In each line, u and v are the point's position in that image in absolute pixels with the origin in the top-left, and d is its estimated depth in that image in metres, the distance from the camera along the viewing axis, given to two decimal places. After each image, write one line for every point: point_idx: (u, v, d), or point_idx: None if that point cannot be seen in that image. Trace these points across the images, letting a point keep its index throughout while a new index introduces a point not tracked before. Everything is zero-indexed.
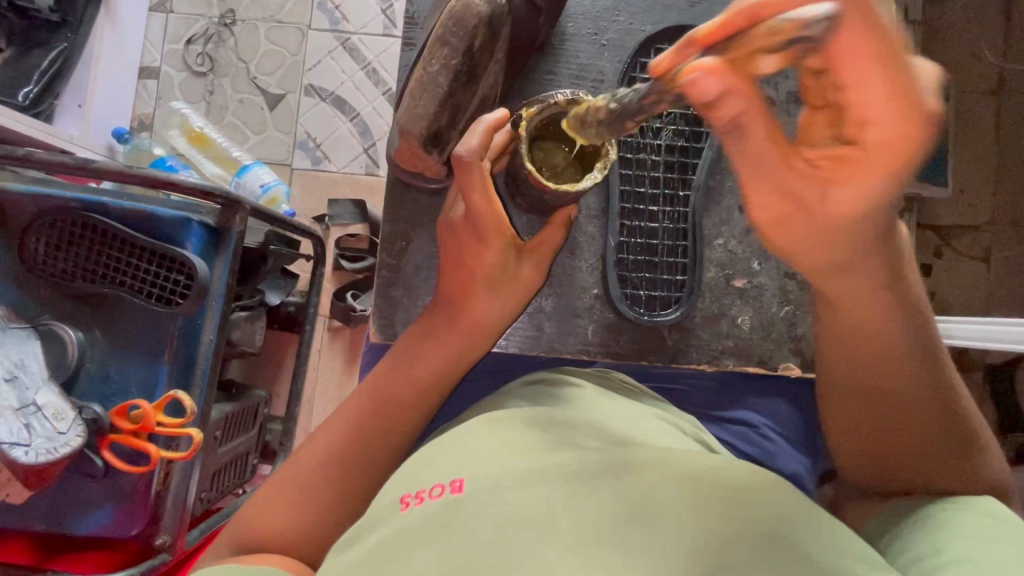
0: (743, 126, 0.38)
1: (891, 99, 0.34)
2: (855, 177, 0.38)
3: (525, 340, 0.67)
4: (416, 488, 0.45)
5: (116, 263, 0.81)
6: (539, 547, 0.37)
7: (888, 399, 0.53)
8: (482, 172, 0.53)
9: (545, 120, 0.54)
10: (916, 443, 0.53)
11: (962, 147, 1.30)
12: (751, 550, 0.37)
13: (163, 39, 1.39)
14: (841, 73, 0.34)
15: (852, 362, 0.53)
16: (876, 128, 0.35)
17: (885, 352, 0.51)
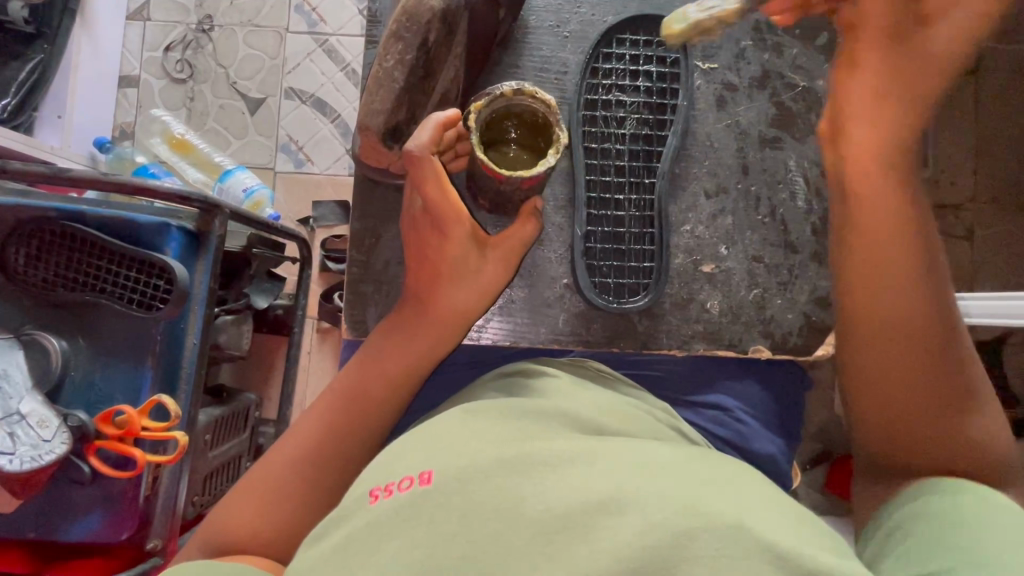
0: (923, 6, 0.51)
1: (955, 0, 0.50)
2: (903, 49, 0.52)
3: (500, 333, 0.68)
4: (385, 481, 0.45)
5: (95, 270, 0.81)
6: (505, 533, 0.39)
7: (899, 326, 0.52)
8: (434, 165, 0.53)
9: (494, 111, 0.54)
10: (939, 400, 0.52)
11: (942, 127, 1.31)
12: (719, 540, 0.37)
13: (141, 47, 1.39)
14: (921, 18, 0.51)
15: (884, 292, 0.53)
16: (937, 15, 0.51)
17: (902, 274, 0.53)
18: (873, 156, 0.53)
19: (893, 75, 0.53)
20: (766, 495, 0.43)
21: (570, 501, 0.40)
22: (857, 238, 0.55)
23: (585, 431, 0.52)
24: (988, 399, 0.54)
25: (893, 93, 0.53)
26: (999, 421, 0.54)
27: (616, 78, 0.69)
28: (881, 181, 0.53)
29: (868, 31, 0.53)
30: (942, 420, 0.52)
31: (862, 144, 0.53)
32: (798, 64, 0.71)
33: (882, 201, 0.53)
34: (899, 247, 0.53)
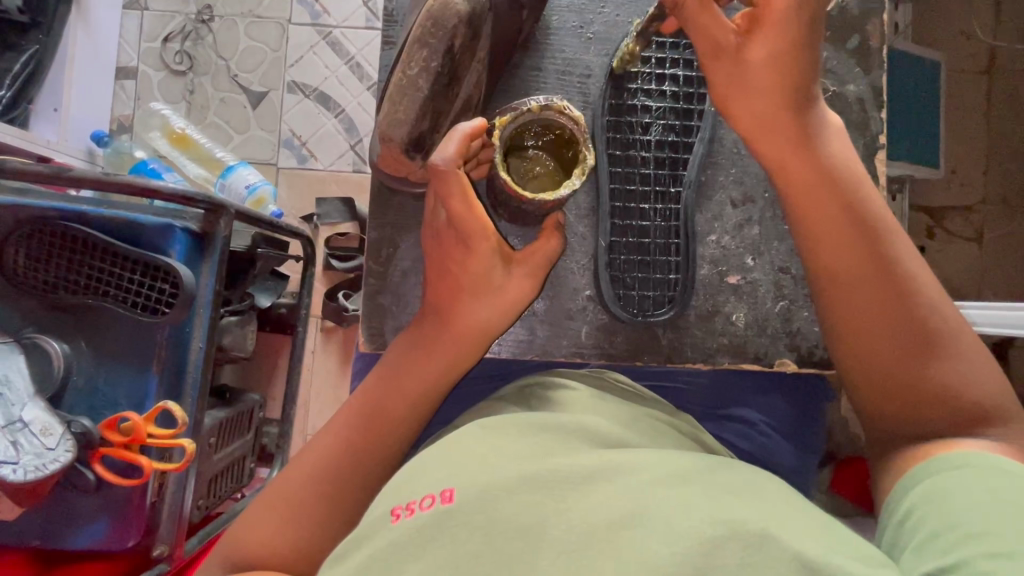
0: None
1: None
2: (763, 29, 0.55)
3: (518, 345, 0.66)
4: (406, 499, 0.42)
5: (98, 273, 0.79)
6: (529, 552, 0.36)
7: (841, 280, 0.56)
8: (459, 179, 0.52)
9: (520, 126, 0.53)
10: (892, 353, 0.54)
11: (954, 127, 1.29)
12: (745, 548, 0.35)
13: (139, 37, 1.35)
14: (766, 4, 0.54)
15: (821, 252, 0.57)
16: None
17: (832, 232, 0.56)
18: (792, 131, 0.57)
19: (800, 53, 0.55)
20: (807, 510, 0.41)
21: (597, 516, 0.38)
22: (791, 205, 0.58)
23: (608, 446, 0.49)
24: (960, 340, 0.54)
25: (805, 69, 0.56)
26: (977, 362, 0.53)
27: (642, 82, 0.67)
28: (791, 153, 0.57)
29: (765, 25, 0.55)
30: (904, 371, 0.53)
31: (782, 122, 0.57)
32: (829, 67, 0.73)
33: (807, 170, 0.57)
34: (827, 210, 0.56)
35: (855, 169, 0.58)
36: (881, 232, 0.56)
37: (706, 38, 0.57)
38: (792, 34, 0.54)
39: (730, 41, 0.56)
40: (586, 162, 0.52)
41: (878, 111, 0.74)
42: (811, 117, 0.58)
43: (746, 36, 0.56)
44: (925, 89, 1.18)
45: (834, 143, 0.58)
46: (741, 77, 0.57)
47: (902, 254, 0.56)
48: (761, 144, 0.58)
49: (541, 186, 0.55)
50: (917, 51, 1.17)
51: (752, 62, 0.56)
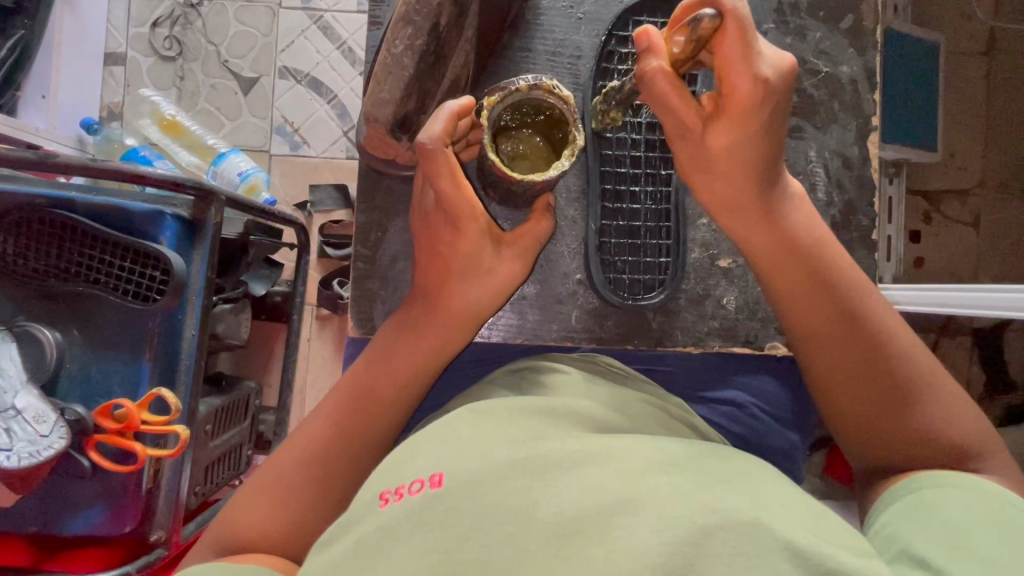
0: (729, 71, 0.50)
1: (746, 63, 0.49)
2: (726, 115, 0.52)
3: (509, 329, 0.67)
4: (395, 484, 0.42)
5: (88, 261, 0.79)
6: (518, 537, 0.36)
7: (815, 340, 0.57)
8: (447, 158, 0.51)
9: (507, 107, 0.52)
10: (870, 407, 0.54)
11: (953, 109, 1.28)
12: (736, 537, 0.35)
13: (127, 22, 1.33)
14: (727, 86, 0.50)
15: (793, 312, 0.57)
16: (732, 83, 0.50)
17: (803, 296, 0.56)
18: (756, 210, 0.56)
19: (762, 137, 0.52)
20: (797, 496, 0.41)
21: (586, 502, 0.37)
22: (760, 270, 0.59)
23: (596, 426, 0.49)
24: (936, 388, 0.54)
25: (769, 152, 0.54)
26: (955, 405, 0.54)
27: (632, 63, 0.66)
28: (760, 227, 0.57)
29: (727, 114, 0.52)
30: (881, 424, 0.54)
31: (746, 199, 0.56)
32: (822, 49, 0.72)
33: (771, 240, 0.57)
34: (794, 277, 0.56)
35: (819, 230, 0.58)
36: (850, 290, 0.56)
37: (671, 116, 0.54)
38: (758, 114, 0.51)
39: (692, 121, 0.53)
40: (576, 143, 0.51)
41: (872, 93, 0.73)
42: (775, 186, 0.56)
43: (709, 120, 0.53)
44: (924, 70, 1.16)
45: (798, 207, 0.58)
46: (702, 162, 0.55)
47: (872, 307, 0.56)
48: (730, 217, 0.58)
49: (528, 167, 0.54)
50: (918, 32, 1.15)
51: (713, 149, 0.54)
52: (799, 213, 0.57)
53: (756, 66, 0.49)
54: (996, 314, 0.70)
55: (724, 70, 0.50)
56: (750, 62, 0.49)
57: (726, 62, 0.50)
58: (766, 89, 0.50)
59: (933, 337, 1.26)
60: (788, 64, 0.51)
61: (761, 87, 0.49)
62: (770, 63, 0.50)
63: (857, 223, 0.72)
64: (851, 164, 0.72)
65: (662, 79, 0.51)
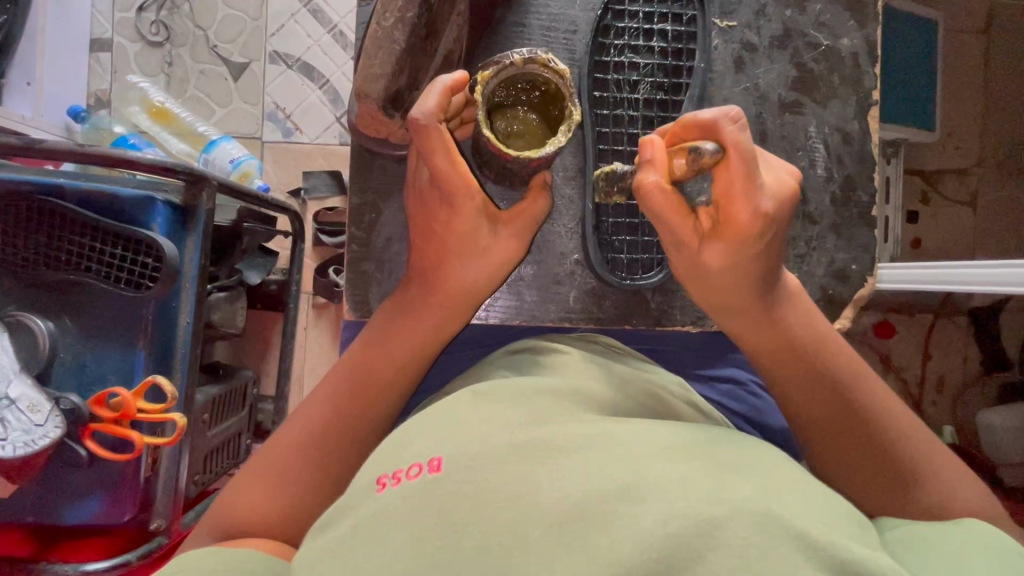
0: (730, 203, 0.48)
1: (746, 197, 0.47)
2: (725, 238, 0.50)
3: (507, 310, 0.67)
4: (392, 469, 0.42)
5: (77, 249, 0.77)
6: (520, 522, 0.35)
7: (815, 429, 0.56)
8: (441, 134, 0.49)
9: (501, 82, 0.51)
10: (874, 492, 0.54)
11: (951, 88, 1.27)
12: (746, 527, 0.34)
13: (112, 7, 1.30)
14: (726, 212, 0.49)
15: (792, 403, 0.57)
16: (732, 211, 0.48)
17: (804, 391, 0.56)
18: (756, 311, 0.55)
19: (757, 250, 0.50)
20: (804, 481, 0.40)
21: (590, 486, 0.36)
22: (760, 363, 0.58)
23: (597, 406, 0.49)
24: (940, 471, 0.53)
25: (766, 262, 0.52)
26: (961, 485, 0.53)
27: (629, 38, 0.65)
28: (759, 324, 0.55)
29: (723, 236, 0.50)
30: (886, 505, 0.53)
31: (745, 303, 0.54)
32: (822, 21, 0.71)
33: (770, 338, 0.56)
34: (793, 373, 0.56)
35: (815, 321, 0.57)
36: (849, 378, 0.55)
37: (668, 231, 0.52)
38: (759, 235, 0.49)
39: (688, 238, 0.51)
40: (573, 117, 0.50)
41: (872, 66, 0.72)
42: (773, 284, 0.55)
43: (706, 238, 0.51)
44: (923, 48, 1.15)
45: (795, 302, 0.57)
46: (698, 273, 0.53)
47: (871, 393, 0.56)
48: (728, 317, 0.56)
49: (524, 147, 0.53)
50: (917, 9, 1.14)
51: (710, 266, 0.52)
52: (795, 306, 0.57)
53: (757, 198, 0.47)
54: (999, 291, 0.70)
55: (723, 200, 0.49)
56: (751, 194, 0.47)
57: (727, 195, 0.48)
58: (766, 214, 0.48)
59: (929, 317, 1.26)
60: (787, 189, 0.50)
61: (760, 214, 0.48)
62: (769, 195, 0.48)
63: (857, 200, 0.72)
64: (851, 140, 0.72)
65: (660, 198, 0.49)
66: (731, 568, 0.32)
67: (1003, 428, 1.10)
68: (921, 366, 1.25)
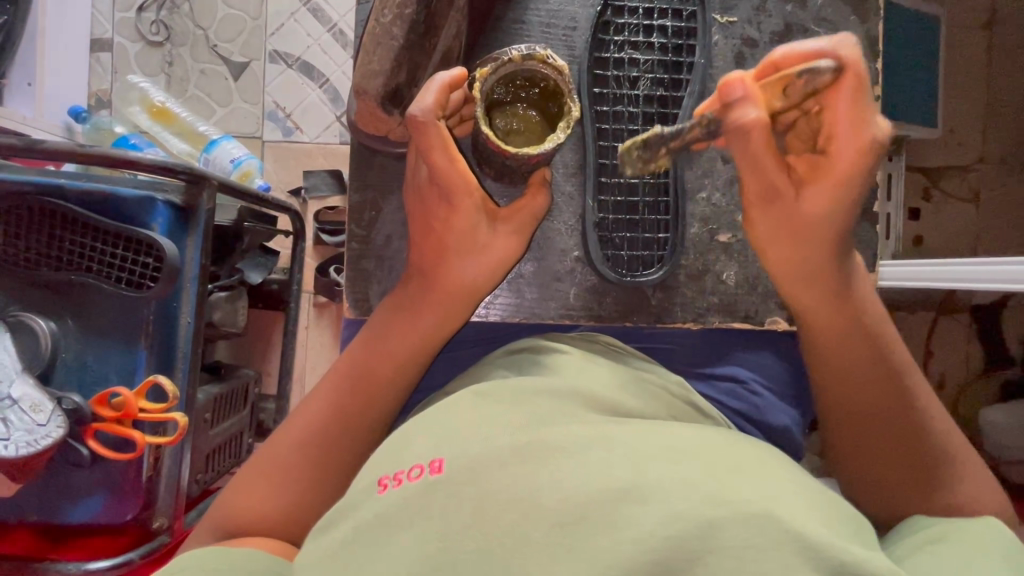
0: (834, 138, 0.46)
1: (859, 131, 0.45)
2: (827, 179, 0.48)
3: (507, 307, 0.67)
4: (394, 470, 0.42)
5: (80, 249, 0.77)
6: (520, 525, 0.35)
7: (868, 407, 0.55)
8: (439, 131, 0.49)
9: (499, 78, 0.51)
10: (911, 476, 0.53)
11: (953, 84, 1.27)
12: (747, 530, 0.34)
13: (113, 7, 1.30)
14: (832, 149, 0.47)
15: (846, 378, 0.55)
16: (841, 146, 0.46)
17: (865, 363, 0.55)
18: (828, 278, 0.53)
19: (854, 206, 0.50)
20: (805, 483, 0.40)
21: (590, 487, 0.36)
22: (818, 336, 0.56)
23: (597, 404, 0.49)
24: (970, 469, 0.54)
25: (848, 228, 0.51)
26: (985, 485, 0.54)
27: (629, 34, 0.65)
28: (828, 292, 0.54)
29: (828, 177, 0.48)
30: (921, 491, 0.53)
31: (821, 266, 0.53)
32: (823, 17, 0.71)
33: (835, 309, 0.54)
34: (856, 346, 0.54)
35: (873, 300, 0.57)
36: (902, 359, 0.56)
37: (759, 175, 0.48)
38: (864, 180, 0.48)
39: (779, 182, 0.48)
40: (572, 113, 0.50)
41: (874, 62, 0.72)
42: (846, 253, 0.54)
43: (803, 184, 0.49)
44: (925, 43, 1.14)
45: (861, 276, 0.56)
46: (789, 220, 0.51)
47: (917, 380, 0.56)
48: (797, 278, 0.54)
49: (523, 144, 0.53)
50: (919, 5, 1.13)
51: (804, 212, 0.50)
52: (858, 280, 0.56)
53: (864, 143, 0.46)
54: (1001, 288, 0.70)
55: (829, 131, 0.46)
56: (868, 127, 0.45)
57: (835, 126, 0.45)
58: (870, 158, 0.47)
59: (932, 315, 1.26)
60: (880, 139, 0.48)
61: (868, 159, 0.47)
62: (870, 140, 0.46)
63: (858, 196, 0.72)
64: None
65: (761, 134, 0.44)
66: (730, 569, 0.32)
67: (1006, 425, 1.09)
68: (923, 363, 1.24)
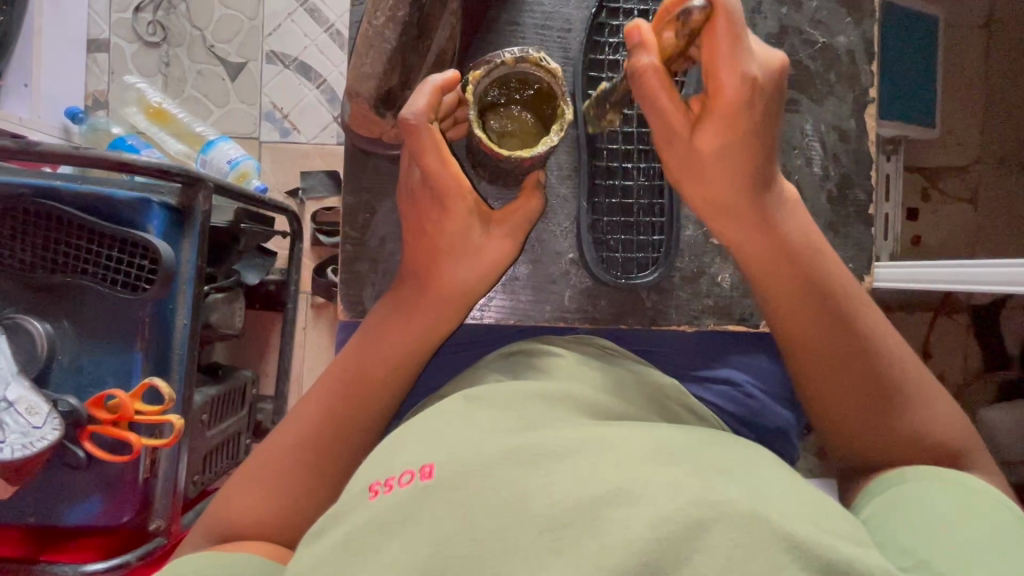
0: (713, 72, 0.48)
1: (734, 64, 0.46)
2: (715, 118, 0.49)
3: (502, 311, 0.67)
4: (385, 476, 0.41)
5: (76, 251, 0.77)
6: (510, 529, 0.35)
7: (811, 346, 0.54)
8: (431, 134, 0.49)
9: (493, 81, 0.51)
10: (860, 409, 0.53)
11: (951, 84, 1.26)
12: (734, 530, 0.34)
13: (109, 7, 1.30)
14: (715, 84, 0.48)
15: (785, 317, 0.55)
16: (720, 81, 0.47)
17: (799, 300, 0.54)
18: (750, 215, 0.53)
19: (752, 139, 0.49)
20: (795, 482, 0.40)
21: (580, 491, 0.36)
22: (752, 276, 0.56)
23: (590, 409, 0.49)
24: (923, 391, 0.54)
25: (761, 157, 0.51)
26: (938, 404, 0.54)
27: (624, 36, 0.65)
28: (753, 229, 0.53)
29: (714, 114, 0.49)
30: (874, 424, 0.53)
31: (739, 204, 0.52)
32: (818, 18, 0.71)
33: (764, 247, 0.54)
34: (789, 283, 0.54)
35: (809, 230, 0.55)
36: (841, 287, 0.54)
37: (660, 120, 0.51)
38: (752, 112, 0.48)
39: (680, 126, 0.50)
40: (566, 116, 0.50)
41: (869, 63, 0.72)
42: (768, 183, 0.53)
43: (697, 123, 0.50)
44: (924, 45, 1.14)
45: (790, 208, 0.55)
46: (692, 165, 0.52)
47: (860, 307, 0.55)
48: (722, 220, 0.54)
49: (517, 146, 0.53)
50: (917, 5, 1.13)
51: (703, 154, 0.51)
52: (787, 209, 0.54)
53: (746, 68, 0.47)
54: (995, 289, 0.70)
55: (709, 70, 0.48)
56: (739, 59, 0.46)
57: (710, 63, 0.47)
58: (754, 86, 0.47)
59: (929, 315, 1.26)
60: (778, 59, 0.49)
61: (749, 87, 0.47)
62: (759, 62, 0.48)
63: (854, 198, 0.71)
64: (848, 138, 0.71)
65: (655, 80, 0.49)
66: (717, 568, 0.32)
67: (1003, 426, 1.09)
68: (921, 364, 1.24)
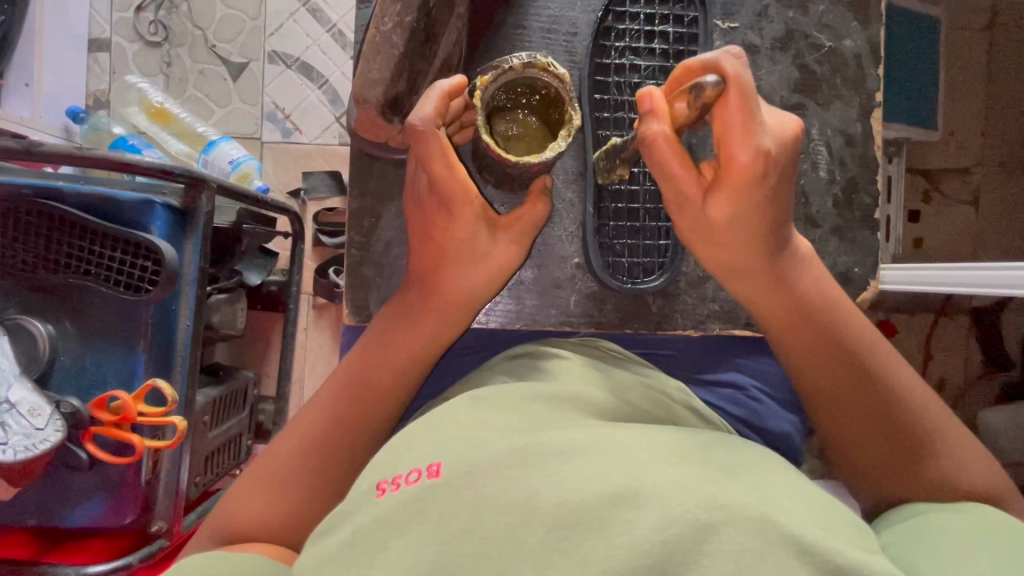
0: (727, 141, 0.46)
1: (746, 135, 0.45)
2: (727, 188, 0.48)
3: (507, 315, 0.67)
4: (392, 473, 0.41)
5: (78, 252, 0.77)
6: (516, 529, 0.35)
7: (828, 395, 0.56)
8: (439, 140, 0.49)
9: (500, 86, 0.51)
10: (880, 458, 0.54)
11: (953, 87, 1.26)
12: (742, 531, 0.34)
13: (111, 7, 1.30)
14: (727, 153, 0.47)
15: (801, 367, 0.57)
16: (732, 153, 0.46)
17: (815, 351, 0.56)
18: (765, 275, 0.54)
19: (765, 208, 0.50)
20: (803, 486, 0.40)
21: (587, 491, 0.36)
22: (768, 328, 0.57)
23: (598, 413, 0.49)
24: (946, 437, 0.53)
25: (776, 220, 0.51)
26: (966, 451, 0.53)
27: (630, 40, 0.65)
28: (768, 287, 0.54)
29: (725, 184, 0.48)
30: (894, 473, 0.54)
31: (753, 268, 0.53)
32: (824, 22, 0.70)
33: (778, 304, 0.55)
34: (803, 336, 0.56)
35: (826, 284, 0.57)
36: (858, 337, 0.56)
37: (671, 185, 0.50)
38: (765, 179, 0.48)
39: (692, 192, 0.50)
40: (573, 122, 0.49)
41: (875, 67, 0.71)
42: (783, 243, 0.54)
43: (709, 189, 0.50)
44: (927, 47, 1.14)
45: (806, 265, 0.56)
46: (706, 230, 0.52)
47: (879, 354, 0.56)
48: (738, 279, 0.55)
49: (524, 151, 0.53)
50: (920, 8, 1.13)
51: (715, 221, 0.51)
52: (804, 264, 0.56)
53: (759, 137, 0.46)
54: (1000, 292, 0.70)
55: (721, 140, 0.47)
56: (752, 132, 0.45)
57: (724, 131, 0.46)
58: (767, 155, 0.46)
59: (931, 317, 1.26)
60: (791, 126, 0.49)
61: (762, 159, 0.46)
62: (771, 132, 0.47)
63: (860, 202, 0.71)
64: (853, 142, 0.71)
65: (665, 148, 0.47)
66: (726, 570, 0.32)
67: (1004, 428, 1.09)
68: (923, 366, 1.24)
